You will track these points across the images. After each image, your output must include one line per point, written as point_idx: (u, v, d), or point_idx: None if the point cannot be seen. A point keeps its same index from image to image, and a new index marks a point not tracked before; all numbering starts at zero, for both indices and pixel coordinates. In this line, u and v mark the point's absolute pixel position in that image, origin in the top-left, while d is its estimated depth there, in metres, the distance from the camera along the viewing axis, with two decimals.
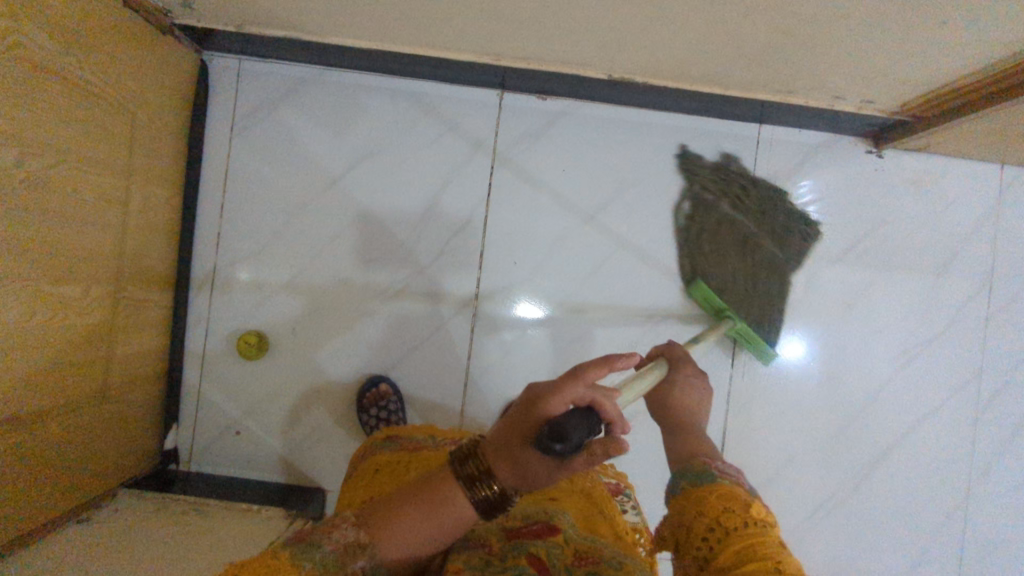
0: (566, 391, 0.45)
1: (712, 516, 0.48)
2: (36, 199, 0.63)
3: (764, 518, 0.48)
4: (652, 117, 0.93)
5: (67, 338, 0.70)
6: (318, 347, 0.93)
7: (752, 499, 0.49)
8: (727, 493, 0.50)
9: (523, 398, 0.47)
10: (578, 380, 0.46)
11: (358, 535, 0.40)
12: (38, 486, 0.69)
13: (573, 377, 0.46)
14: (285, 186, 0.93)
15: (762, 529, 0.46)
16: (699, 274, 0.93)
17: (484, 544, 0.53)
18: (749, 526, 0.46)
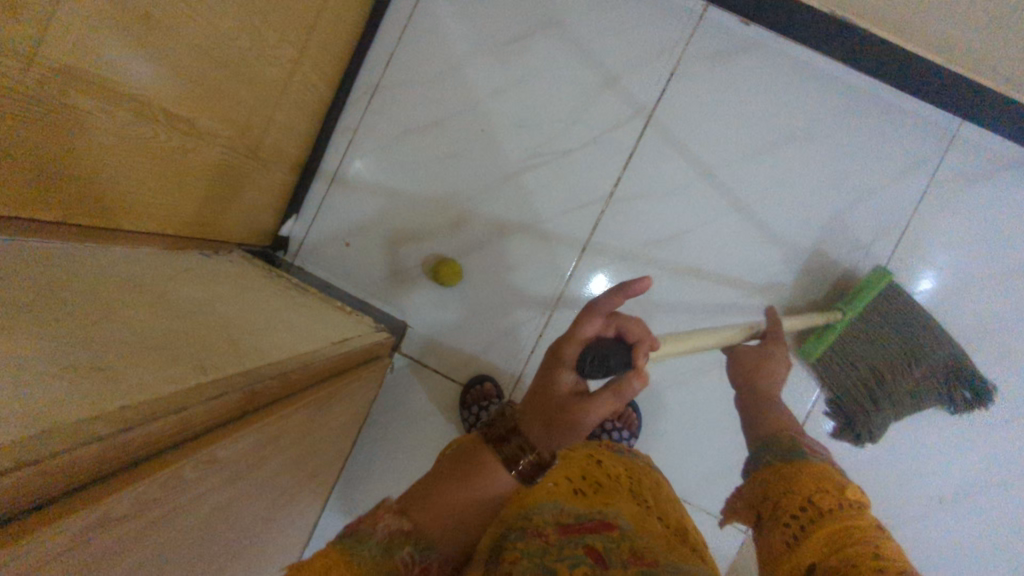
0: (575, 330, 0.53)
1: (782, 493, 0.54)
2: None
3: (855, 495, 0.50)
4: (850, 78, 0.88)
5: (253, 83, 0.74)
6: (446, 191, 0.95)
7: (849, 484, 0.51)
8: (817, 473, 0.54)
9: (544, 369, 0.54)
10: (596, 315, 0.52)
11: (402, 524, 0.45)
12: (187, 185, 0.72)
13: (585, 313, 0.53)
14: (465, 32, 0.94)
15: (856, 510, 0.48)
16: (839, 250, 0.91)
17: (539, 534, 0.46)
18: (804, 478, 0.54)
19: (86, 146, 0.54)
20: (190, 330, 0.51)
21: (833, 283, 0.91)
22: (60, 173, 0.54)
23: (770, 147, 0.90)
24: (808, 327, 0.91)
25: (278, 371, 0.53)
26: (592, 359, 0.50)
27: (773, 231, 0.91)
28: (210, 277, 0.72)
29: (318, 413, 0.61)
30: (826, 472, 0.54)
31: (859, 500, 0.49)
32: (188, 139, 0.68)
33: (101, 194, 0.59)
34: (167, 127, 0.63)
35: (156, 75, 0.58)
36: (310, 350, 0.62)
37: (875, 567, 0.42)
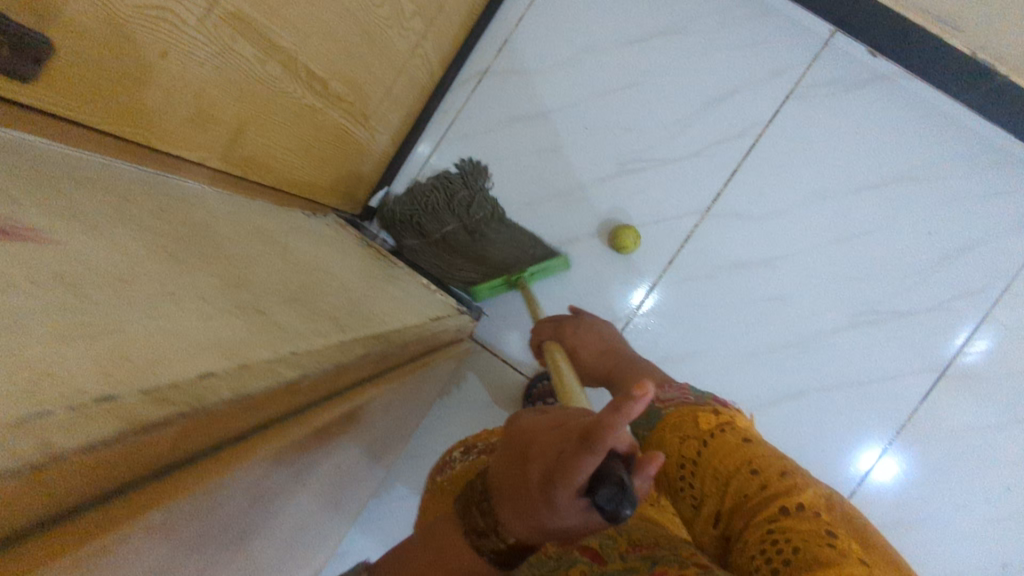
0: (568, 474, 0.33)
1: (681, 444, 0.46)
2: None
3: (721, 421, 0.46)
4: (977, 125, 0.85)
5: (379, 50, 0.74)
6: (539, 185, 0.94)
7: (698, 411, 0.47)
8: (679, 420, 0.48)
9: (524, 441, 0.40)
10: (610, 415, 0.31)
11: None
12: (302, 143, 0.72)
13: (582, 447, 0.32)
14: (583, 28, 0.93)
15: (720, 437, 0.44)
16: (936, 298, 0.87)
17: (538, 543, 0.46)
18: (666, 434, 0.47)
19: (229, 87, 0.54)
20: (317, 288, 0.51)
21: (929, 333, 0.87)
22: (201, 109, 0.53)
23: (882, 185, 0.87)
24: (896, 376, 0.87)
25: (395, 341, 0.52)
26: (604, 507, 0.32)
27: (873, 272, 0.87)
28: (309, 236, 0.72)
29: (413, 389, 0.61)
30: (685, 413, 0.48)
31: (727, 424, 0.46)
32: (313, 97, 0.67)
33: (229, 137, 0.59)
34: (298, 80, 0.63)
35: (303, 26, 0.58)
36: (414, 324, 0.61)
37: (782, 480, 0.39)
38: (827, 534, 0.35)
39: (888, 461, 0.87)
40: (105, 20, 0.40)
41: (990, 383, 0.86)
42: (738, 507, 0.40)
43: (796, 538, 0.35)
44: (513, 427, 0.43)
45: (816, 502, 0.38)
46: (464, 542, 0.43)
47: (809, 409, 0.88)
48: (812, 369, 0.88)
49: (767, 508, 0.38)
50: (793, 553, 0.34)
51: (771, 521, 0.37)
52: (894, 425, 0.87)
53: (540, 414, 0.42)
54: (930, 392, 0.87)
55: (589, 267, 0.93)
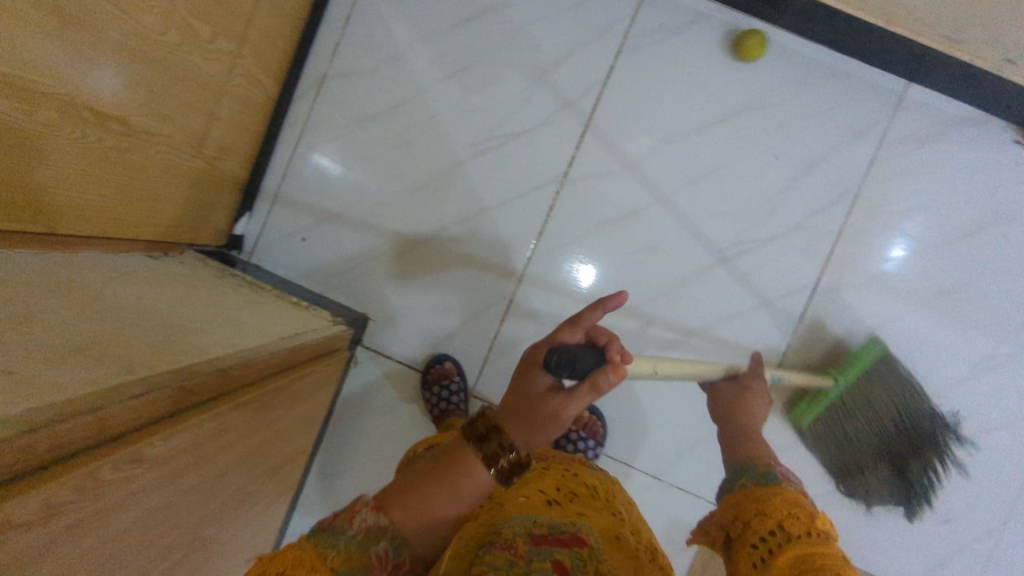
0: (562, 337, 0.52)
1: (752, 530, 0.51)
2: None
3: (824, 529, 0.48)
4: (797, 46, 0.88)
5: (186, 79, 0.72)
6: (399, 181, 0.94)
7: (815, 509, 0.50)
8: (794, 500, 0.51)
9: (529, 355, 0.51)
10: (593, 308, 0.51)
11: (378, 520, 0.43)
12: (126, 187, 0.70)
13: (570, 323, 0.53)
14: (412, 17, 0.92)
15: (820, 540, 0.47)
16: (795, 219, 0.90)
17: (509, 547, 0.49)
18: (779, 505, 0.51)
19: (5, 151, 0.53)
20: (120, 334, 0.50)
21: (792, 252, 0.90)
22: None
23: (722, 120, 0.90)
24: (770, 299, 0.90)
25: (213, 370, 0.51)
26: (559, 360, 0.46)
27: (729, 204, 0.90)
28: (153, 278, 0.71)
29: (264, 410, 0.60)
30: (797, 497, 0.52)
31: (826, 531, 0.48)
32: (120, 140, 0.66)
33: (25, 199, 0.57)
34: (94, 128, 0.61)
35: (76, 77, 0.57)
36: (253, 346, 0.60)
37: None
38: None
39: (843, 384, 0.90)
40: None
41: (855, 288, 0.90)
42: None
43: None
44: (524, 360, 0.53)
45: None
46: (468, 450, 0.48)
47: (698, 346, 0.91)
48: (692, 308, 0.91)
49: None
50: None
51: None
52: (780, 346, 0.91)
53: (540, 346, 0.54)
54: (804, 307, 0.90)
55: (465, 252, 0.93)
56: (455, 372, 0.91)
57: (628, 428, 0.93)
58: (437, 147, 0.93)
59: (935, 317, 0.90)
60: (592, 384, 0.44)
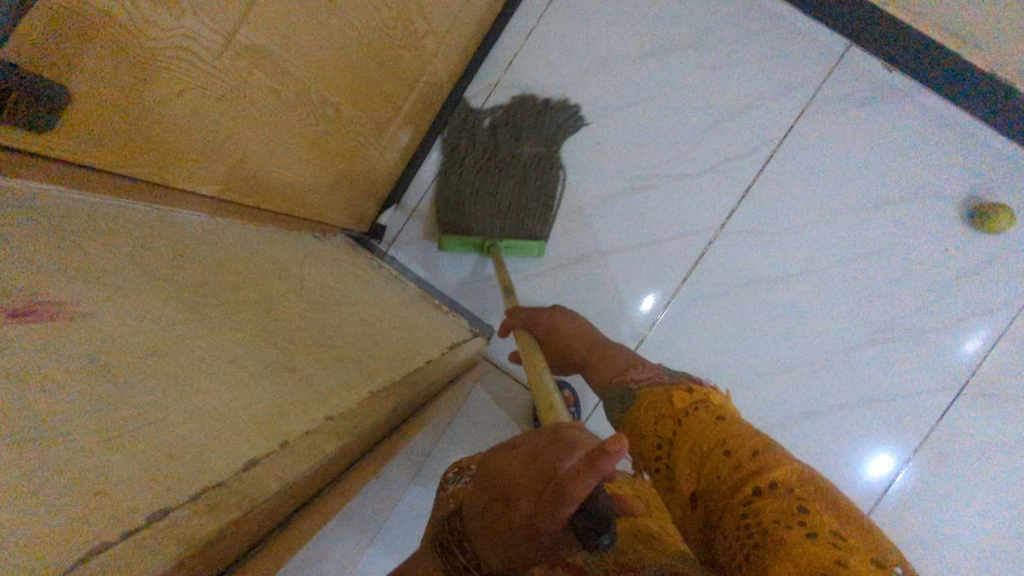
0: (562, 494, 0.31)
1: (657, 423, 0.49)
2: None
3: (696, 399, 0.49)
4: (991, 141, 0.85)
5: (392, 72, 0.72)
6: (550, 201, 0.93)
7: (673, 390, 0.50)
8: (655, 400, 0.51)
9: (510, 471, 0.35)
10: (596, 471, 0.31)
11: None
12: (316, 168, 0.70)
13: (580, 473, 0.31)
14: (597, 43, 0.91)
15: (695, 415, 0.47)
16: (955, 315, 0.86)
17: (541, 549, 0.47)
18: (647, 416, 0.50)
19: (250, 124, 0.54)
20: (340, 329, 0.50)
21: (944, 351, 0.86)
22: (221, 148, 0.52)
23: (895, 202, 0.87)
24: (911, 394, 0.87)
25: (419, 384, 0.51)
26: (591, 530, 0.31)
27: (886, 289, 0.87)
28: (324, 261, 0.71)
29: (433, 422, 0.60)
30: (661, 391, 0.51)
31: (704, 402, 0.48)
32: (327, 124, 0.66)
33: (247, 170, 0.58)
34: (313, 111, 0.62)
35: (318, 61, 0.57)
36: (435, 357, 0.60)
37: (754, 461, 0.40)
38: (800, 510, 0.36)
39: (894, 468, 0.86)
40: (136, 77, 0.39)
41: (1006, 401, 0.85)
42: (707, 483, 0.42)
43: (764, 518, 0.36)
44: (497, 467, 0.36)
45: (792, 478, 0.38)
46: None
47: (825, 428, 0.88)
48: (826, 387, 0.88)
49: (739, 492, 0.39)
50: (760, 528, 0.36)
51: (745, 503, 0.38)
52: (914, 442, 0.86)
53: (514, 443, 0.37)
54: (947, 410, 0.86)
55: (603, 285, 0.92)
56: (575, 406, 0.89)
57: None
58: (596, 176, 0.93)
59: None
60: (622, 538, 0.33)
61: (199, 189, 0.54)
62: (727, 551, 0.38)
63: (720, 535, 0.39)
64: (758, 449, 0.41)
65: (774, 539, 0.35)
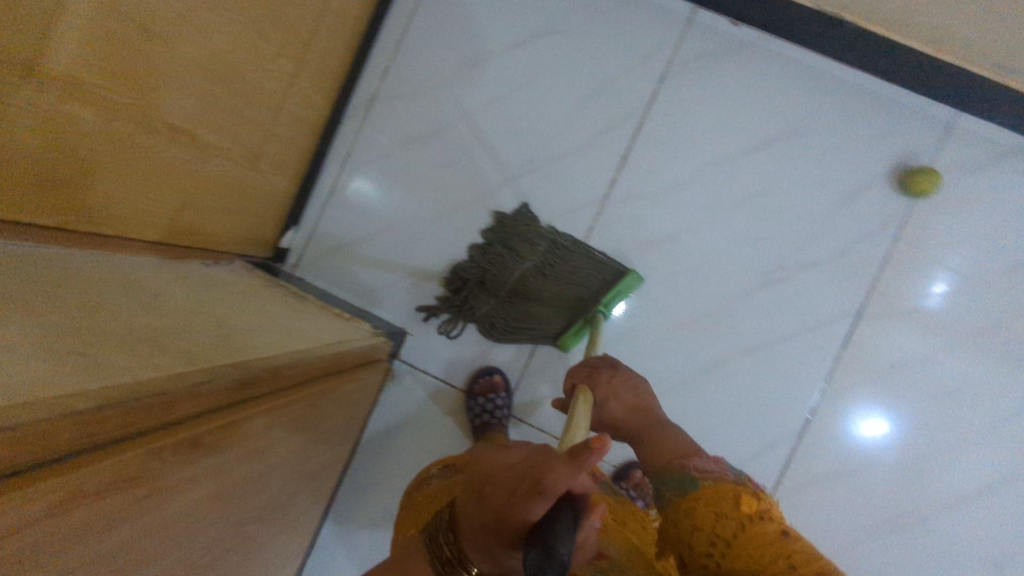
0: (537, 499, 0.41)
1: (716, 521, 0.50)
2: None
3: (761, 507, 0.49)
4: (843, 74, 0.87)
5: (247, 97, 0.76)
6: (440, 200, 0.95)
7: (739, 490, 0.51)
8: (716, 497, 0.52)
9: (500, 475, 0.46)
10: (568, 470, 0.41)
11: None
12: (183, 195, 0.73)
13: (548, 470, 0.41)
14: (459, 46, 0.95)
15: (755, 525, 0.48)
16: (839, 247, 0.88)
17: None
18: (703, 510, 0.51)
19: (90, 158, 0.56)
20: (184, 325, 0.52)
21: (836, 280, 0.87)
22: (63, 182, 0.55)
23: (765, 148, 0.89)
24: (812, 331, 0.88)
25: (267, 366, 0.53)
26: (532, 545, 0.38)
27: (771, 231, 0.89)
28: (204, 282, 0.73)
29: (310, 412, 0.62)
30: (722, 487, 0.52)
31: (767, 512, 0.49)
32: (185, 154, 0.69)
33: (101, 202, 0.61)
34: (162, 144, 0.64)
35: (158, 93, 0.60)
36: (302, 348, 0.62)
37: None
38: None
39: (878, 422, 0.87)
40: None
41: (902, 319, 0.87)
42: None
43: None
44: (492, 490, 0.45)
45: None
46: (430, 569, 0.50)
47: (737, 376, 0.89)
48: (732, 337, 0.89)
49: None
50: None
51: None
52: (821, 374, 0.88)
53: (506, 453, 0.50)
54: (849, 338, 0.87)
55: (502, 270, 0.94)
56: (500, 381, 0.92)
57: None
58: (478, 169, 0.95)
59: (987, 351, 0.85)
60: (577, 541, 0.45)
61: (48, 223, 0.56)
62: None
63: None
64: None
65: None
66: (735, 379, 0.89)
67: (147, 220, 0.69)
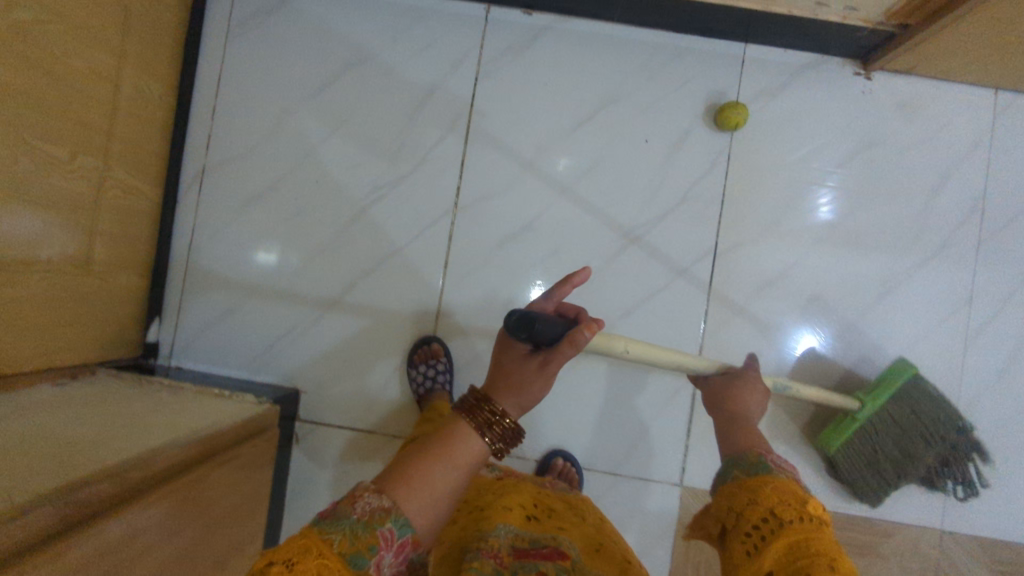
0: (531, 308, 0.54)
1: (750, 505, 0.48)
2: (21, 66, 0.65)
3: (818, 517, 0.46)
4: (637, 35, 0.92)
5: (51, 203, 0.73)
6: (298, 250, 0.94)
7: (814, 496, 0.48)
8: (787, 487, 0.48)
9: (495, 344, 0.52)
10: (564, 286, 0.54)
11: (382, 501, 0.43)
12: (13, 322, 0.69)
13: (536, 298, 0.55)
14: (273, 96, 0.94)
15: (823, 530, 0.45)
16: (679, 192, 0.92)
17: (495, 555, 0.52)
18: (773, 490, 0.48)
19: None
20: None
21: (686, 226, 0.92)
22: None
23: (588, 120, 0.93)
24: (679, 278, 0.92)
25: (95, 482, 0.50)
26: (522, 320, 0.48)
27: (615, 196, 0.92)
28: (60, 403, 0.70)
29: (182, 508, 0.59)
30: (791, 484, 0.49)
31: (812, 513, 0.46)
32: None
33: None
34: None
35: None
36: (148, 449, 0.59)
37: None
38: None
39: (808, 338, 0.91)
40: None
41: (753, 244, 0.92)
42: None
43: None
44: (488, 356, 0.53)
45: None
46: (461, 425, 0.47)
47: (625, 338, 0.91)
48: (609, 303, 0.92)
49: None
50: None
51: None
52: (698, 316, 0.92)
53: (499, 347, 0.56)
54: (712, 275, 0.92)
55: (379, 302, 0.94)
56: (438, 346, 0.91)
57: (582, 434, 0.92)
58: (327, 210, 0.94)
59: (835, 250, 0.91)
60: (570, 342, 0.48)
61: None
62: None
63: None
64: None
65: None
66: (785, 436, 0.93)
67: None
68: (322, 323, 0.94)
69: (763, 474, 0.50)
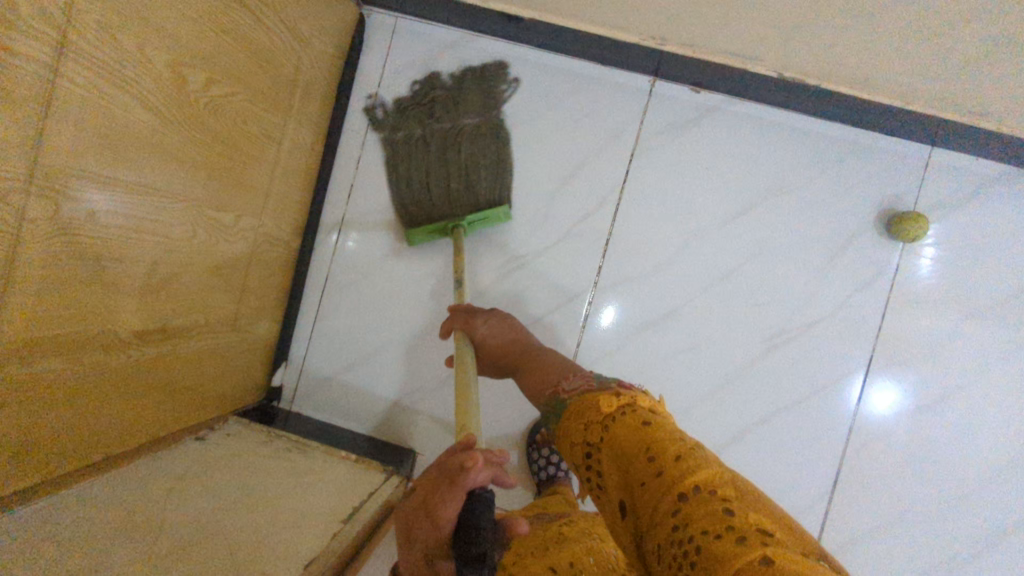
0: (445, 502, 0.44)
1: (586, 429, 0.49)
2: (210, 143, 0.65)
3: (621, 403, 0.49)
4: (811, 126, 0.86)
5: (217, 267, 0.73)
6: (429, 310, 0.93)
7: (600, 396, 0.51)
8: (585, 406, 0.51)
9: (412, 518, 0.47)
10: (460, 480, 0.44)
11: None
12: (177, 382, 0.71)
13: (452, 477, 0.45)
14: (420, 152, 0.92)
15: (621, 419, 0.47)
16: (837, 298, 0.86)
17: None
18: (583, 416, 0.51)
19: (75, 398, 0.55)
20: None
21: (840, 335, 0.86)
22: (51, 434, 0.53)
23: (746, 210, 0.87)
24: (824, 389, 0.86)
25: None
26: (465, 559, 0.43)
27: (767, 295, 0.87)
28: (213, 463, 0.71)
29: None
30: (591, 397, 0.52)
31: (631, 406, 0.48)
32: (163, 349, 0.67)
33: (100, 428, 0.60)
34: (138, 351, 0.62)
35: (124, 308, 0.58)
36: (307, 556, 0.58)
37: (677, 462, 0.41)
38: (722, 512, 0.37)
39: (885, 393, 0.86)
40: None
41: (912, 363, 0.85)
42: (631, 493, 0.43)
43: (691, 526, 0.37)
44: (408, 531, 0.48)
45: (718, 483, 0.39)
46: None
47: (759, 446, 0.87)
48: (746, 406, 0.87)
49: (665, 499, 0.40)
50: (691, 540, 0.36)
51: (673, 512, 0.38)
52: (842, 430, 0.86)
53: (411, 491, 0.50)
54: (861, 391, 0.86)
55: None
56: None
57: None
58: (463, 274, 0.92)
59: (1003, 380, 0.85)
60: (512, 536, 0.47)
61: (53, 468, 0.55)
62: (665, 569, 0.37)
63: (646, 542, 0.40)
64: (681, 452, 0.42)
65: (697, 543, 0.35)
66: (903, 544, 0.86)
67: (150, 418, 0.67)
68: (446, 386, 0.93)
69: (565, 409, 0.54)
